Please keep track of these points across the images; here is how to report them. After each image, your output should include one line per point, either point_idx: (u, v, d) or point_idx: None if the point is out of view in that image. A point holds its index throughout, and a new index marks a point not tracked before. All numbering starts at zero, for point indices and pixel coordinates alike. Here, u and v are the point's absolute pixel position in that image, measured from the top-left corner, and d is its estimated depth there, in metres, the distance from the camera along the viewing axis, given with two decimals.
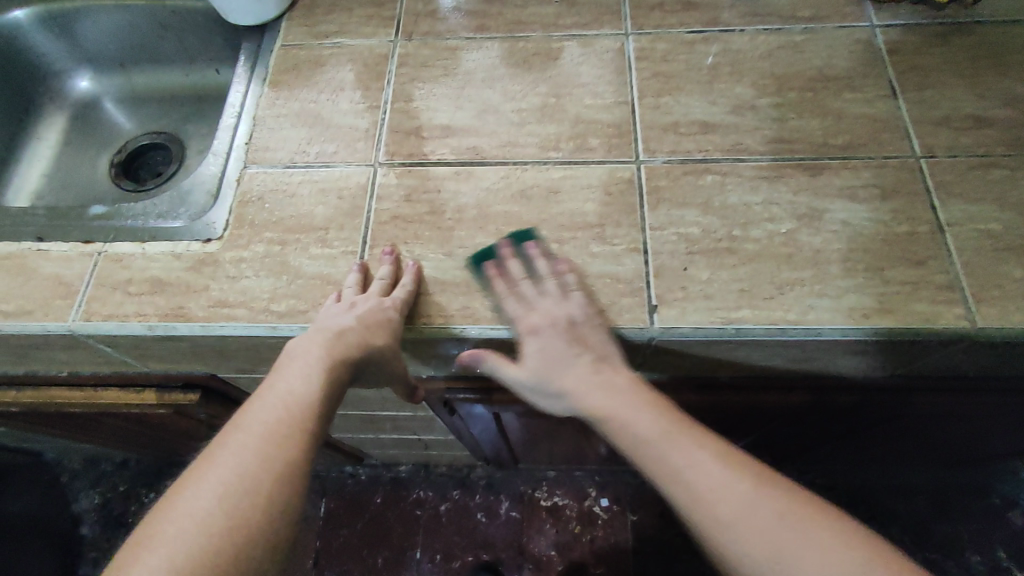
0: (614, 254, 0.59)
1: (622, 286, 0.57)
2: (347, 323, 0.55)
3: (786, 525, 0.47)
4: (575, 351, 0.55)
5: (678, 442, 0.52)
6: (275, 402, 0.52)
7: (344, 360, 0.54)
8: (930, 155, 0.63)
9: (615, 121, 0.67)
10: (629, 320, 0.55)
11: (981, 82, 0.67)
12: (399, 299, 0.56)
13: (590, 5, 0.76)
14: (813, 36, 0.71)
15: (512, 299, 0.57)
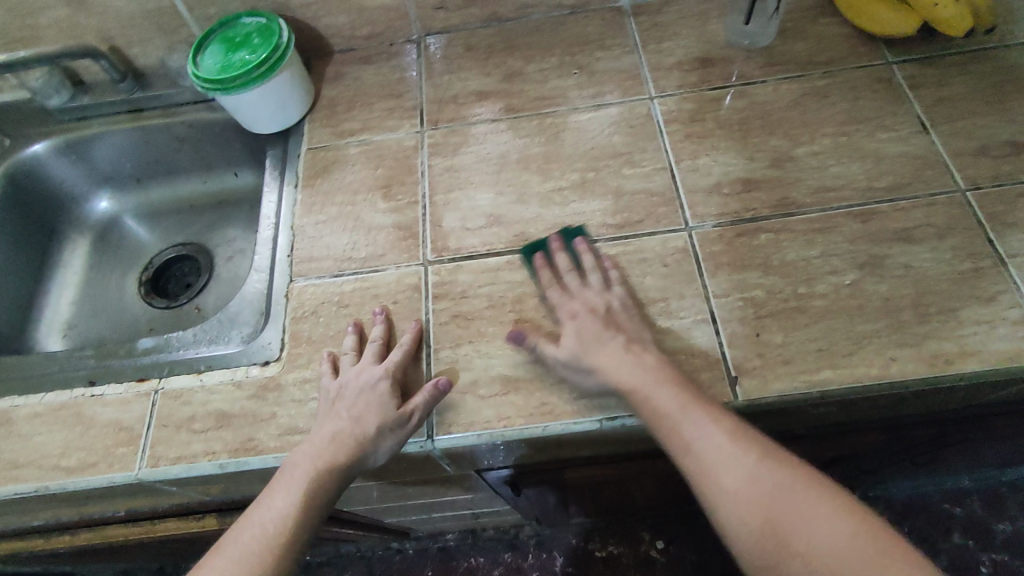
0: (582, 285, 0.60)
1: (597, 316, 0.57)
2: (339, 416, 0.55)
3: (766, 494, 0.47)
4: (609, 333, 0.56)
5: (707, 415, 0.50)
6: (255, 520, 0.52)
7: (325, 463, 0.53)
8: (975, 187, 0.63)
9: (657, 189, 0.67)
10: (604, 346, 0.55)
11: (1007, 107, 0.68)
12: (396, 363, 0.58)
13: (609, 72, 0.76)
14: (834, 79, 0.72)
15: (554, 289, 0.60)
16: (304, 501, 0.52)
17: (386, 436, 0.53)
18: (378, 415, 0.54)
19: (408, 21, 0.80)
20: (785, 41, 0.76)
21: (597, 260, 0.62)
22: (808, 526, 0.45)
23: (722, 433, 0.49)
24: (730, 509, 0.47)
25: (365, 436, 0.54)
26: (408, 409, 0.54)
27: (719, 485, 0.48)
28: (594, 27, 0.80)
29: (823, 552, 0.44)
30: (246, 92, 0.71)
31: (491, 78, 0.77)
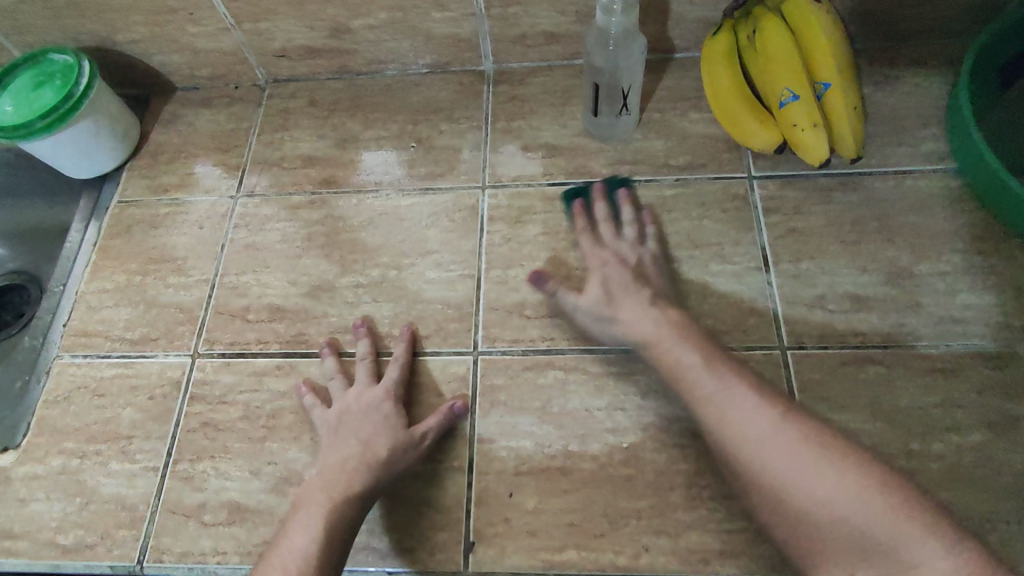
0: (613, 236, 0.60)
1: (626, 269, 0.57)
2: (346, 443, 0.51)
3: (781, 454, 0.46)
4: (637, 283, 0.56)
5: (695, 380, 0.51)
6: (283, 556, 0.45)
7: (341, 489, 0.49)
8: (798, 345, 0.56)
9: (456, 300, 0.61)
10: (632, 295, 0.55)
11: (863, 250, 0.60)
12: (393, 381, 0.56)
13: (447, 150, 0.69)
14: (686, 189, 0.64)
15: (587, 236, 0.60)
16: (330, 527, 0.47)
17: (402, 454, 0.51)
18: (388, 436, 0.52)
19: (249, 66, 0.74)
20: (646, 136, 0.67)
21: (637, 213, 0.63)
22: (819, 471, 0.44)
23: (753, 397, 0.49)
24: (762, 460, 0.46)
25: (383, 456, 0.51)
26: (422, 425, 0.53)
27: (734, 429, 0.48)
28: (448, 91, 0.72)
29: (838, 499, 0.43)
30: (36, 142, 0.65)
31: (324, 140, 0.71)
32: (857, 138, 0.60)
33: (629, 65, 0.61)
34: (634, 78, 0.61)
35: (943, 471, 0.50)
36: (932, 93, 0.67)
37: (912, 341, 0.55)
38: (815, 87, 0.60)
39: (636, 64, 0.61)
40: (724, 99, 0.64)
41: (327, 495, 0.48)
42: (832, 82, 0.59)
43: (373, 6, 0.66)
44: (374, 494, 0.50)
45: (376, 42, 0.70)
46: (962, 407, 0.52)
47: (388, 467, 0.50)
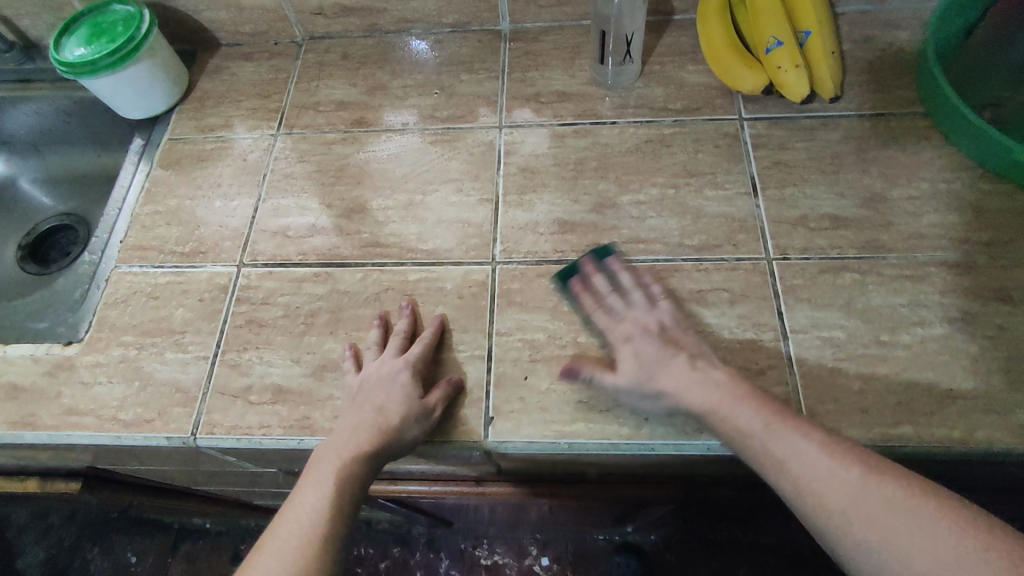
0: (627, 304, 0.58)
1: (654, 337, 0.55)
2: (362, 408, 0.55)
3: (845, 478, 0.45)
4: (670, 352, 0.54)
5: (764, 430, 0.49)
6: (292, 518, 0.50)
7: (353, 452, 0.52)
8: (782, 256, 0.63)
9: (476, 220, 0.68)
10: (669, 367, 0.53)
11: (841, 178, 0.67)
12: (416, 354, 0.58)
13: (467, 96, 0.77)
14: (682, 129, 0.72)
15: (599, 311, 0.59)
16: (338, 487, 0.51)
17: (411, 422, 0.54)
18: (401, 405, 0.54)
19: (289, 23, 0.82)
20: (646, 84, 0.75)
21: (635, 277, 0.61)
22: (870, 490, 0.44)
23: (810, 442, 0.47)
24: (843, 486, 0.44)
25: (393, 425, 0.53)
26: (433, 398, 0.56)
27: (796, 485, 0.46)
28: (468, 47, 0.81)
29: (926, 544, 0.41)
30: (100, 79, 0.72)
31: (355, 87, 0.79)
32: (835, 77, 0.68)
33: (627, 11, 0.69)
34: (634, 22, 0.69)
35: (909, 357, 0.56)
36: (904, 49, 0.74)
37: (884, 252, 0.62)
38: (799, 35, 0.68)
39: (635, 9, 0.69)
40: (715, 48, 0.72)
41: (339, 456, 0.52)
42: (812, 31, 0.67)
43: None
44: (380, 464, 0.53)
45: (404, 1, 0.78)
46: (928, 307, 0.59)
47: (396, 436, 0.53)
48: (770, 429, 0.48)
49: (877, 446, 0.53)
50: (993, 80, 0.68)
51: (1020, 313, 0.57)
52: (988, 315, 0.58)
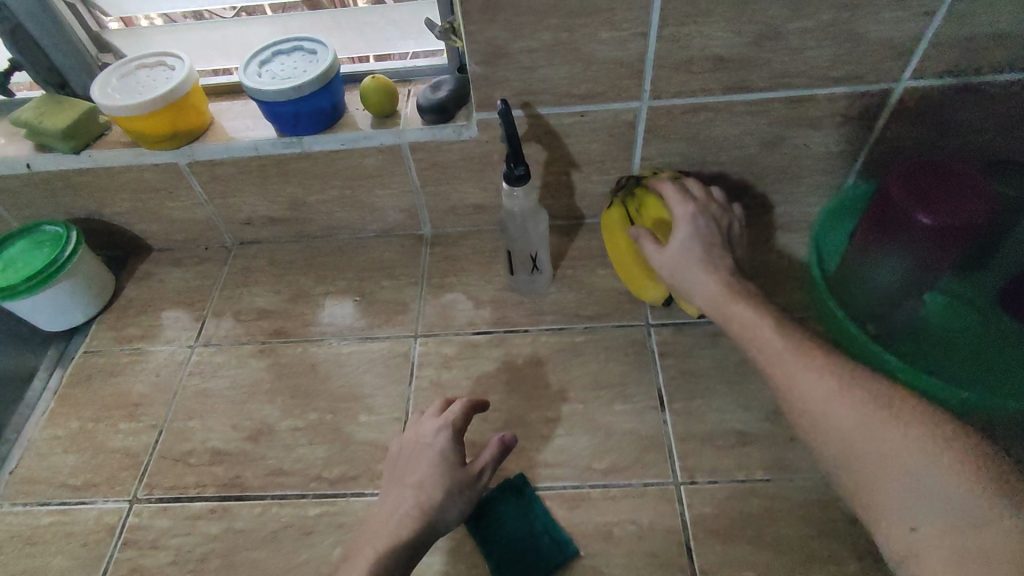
0: (429, 416, 0.62)
1: (701, 233, 0.67)
2: (407, 484, 0.58)
3: (865, 443, 0.48)
4: (710, 248, 0.66)
5: (804, 365, 0.54)
6: None
7: (399, 523, 0.56)
8: (690, 480, 0.62)
9: (384, 442, 0.66)
10: (701, 260, 0.66)
11: (748, 389, 0.68)
12: (455, 414, 0.61)
13: (387, 302, 0.78)
14: (593, 336, 0.73)
15: (412, 429, 0.62)
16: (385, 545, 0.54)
17: (456, 496, 0.57)
18: (444, 477, 0.58)
19: (219, 232, 0.85)
20: (559, 289, 0.78)
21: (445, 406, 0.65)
22: (911, 464, 0.46)
23: (824, 376, 0.53)
24: (890, 471, 0.47)
25: (437, 501, 0.56)
26: (474, 468, 0.59)
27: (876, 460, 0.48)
28: (391, 252, 0.84)
29: (927, 473, 0.45)
30: (16, 301, 0.73)
31: (278, 295, 0.80)
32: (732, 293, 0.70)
33: (530, 239, 0.72)
34: (535, 246, 0.73)
35: None
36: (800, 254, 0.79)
37: (791, 473, 0.62)
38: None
39: (538, 220, 0.71)
40: (623, 260, 0.74)
41: (388, 527, 0.56)
42: None
43: (326, 185, 0.78)
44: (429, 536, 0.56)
45: (328, 213, 0.82)
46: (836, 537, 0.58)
47: (442, 512, 0.56)
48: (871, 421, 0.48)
49: None
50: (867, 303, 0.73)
51: None
52: None
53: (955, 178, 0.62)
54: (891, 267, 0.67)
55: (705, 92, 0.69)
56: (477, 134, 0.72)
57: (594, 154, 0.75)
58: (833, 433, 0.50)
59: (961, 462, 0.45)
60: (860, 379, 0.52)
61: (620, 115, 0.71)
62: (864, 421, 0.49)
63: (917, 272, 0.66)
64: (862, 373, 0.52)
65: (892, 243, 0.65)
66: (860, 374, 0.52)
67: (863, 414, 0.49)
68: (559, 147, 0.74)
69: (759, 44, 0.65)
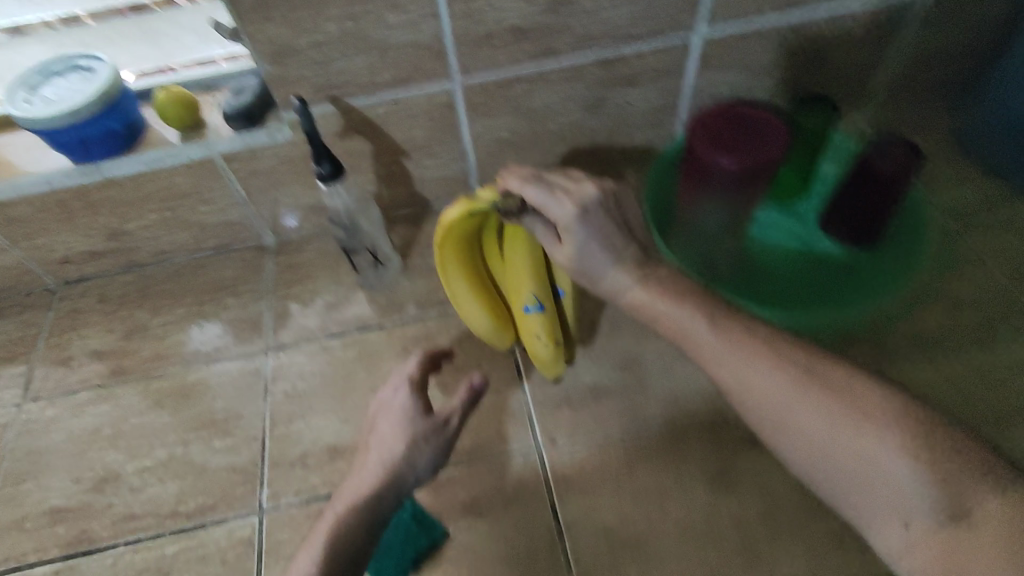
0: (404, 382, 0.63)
1: (608, 216, 0.54)
2: (378, 442, 0.59)
3: (845, 458, 0.42)
4: (619, 237, 0.54)
5: (752, 361, 0.47)
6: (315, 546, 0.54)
7: (374, 472, 0.57)
8: (549, 443, 0.64)
9: (240, 464, 0.64)
10: (616, 251, 0.54)
11: (597, 345, 0.70)
12: (418, 373, 0.61)
13: (233, 322, 0.75)
14: (447, 320, 0.74)
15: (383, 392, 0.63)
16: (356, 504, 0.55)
17: (423, 447, 0.58)
18: (412, 429, 0.59)
19: (36, 276, 0.78)
20: (410, 279, 0.78)
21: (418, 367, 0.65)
22: (892, 469, 0.41)
23: (776, 376, 0.46)
24: (811, 420, 0.44)
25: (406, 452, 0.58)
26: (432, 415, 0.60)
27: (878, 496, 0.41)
28: (233, 268, 0.80)
29: (903, 474, 0.40)
30: None
31: (111, 333, 0.75)
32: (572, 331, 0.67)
33: (369, 233, 0.73)
34: (375, 239, 0.74)
35: None
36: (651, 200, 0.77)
37: (642, 418, 0.65)
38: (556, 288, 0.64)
39: (367, 205, 0.70)
40: (457, 288, 0.64)
41: (363, 480, 0.57)
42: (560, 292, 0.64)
43: (143, 210, 0.73)
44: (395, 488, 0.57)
45: (154, 238, 0.77)
46: (686, 469, 0.61)
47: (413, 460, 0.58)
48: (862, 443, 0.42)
49: None
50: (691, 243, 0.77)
51: (766, 457, 0.62)
52: (740, 467, 0.62)
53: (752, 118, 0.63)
54: (716, 204, 0.68)
55: (513, 65, 0.70)
56: (292, 136, 0.70)
57: (421, 139, 0.75)
58: (801, 444, 0.44)
59: (955, 462, 0.40)
60: (826, 385, 0.45)
61: (434, 98, 0.71)
62: (795, 395, 0.45)
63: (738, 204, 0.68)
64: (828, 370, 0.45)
65: (710, 184, 0.65)
66: (790, 350, 0.47)
67: (825, 422, 0.43)
68: (382, 138, 0.74)
69: (552, 13, 0.65)
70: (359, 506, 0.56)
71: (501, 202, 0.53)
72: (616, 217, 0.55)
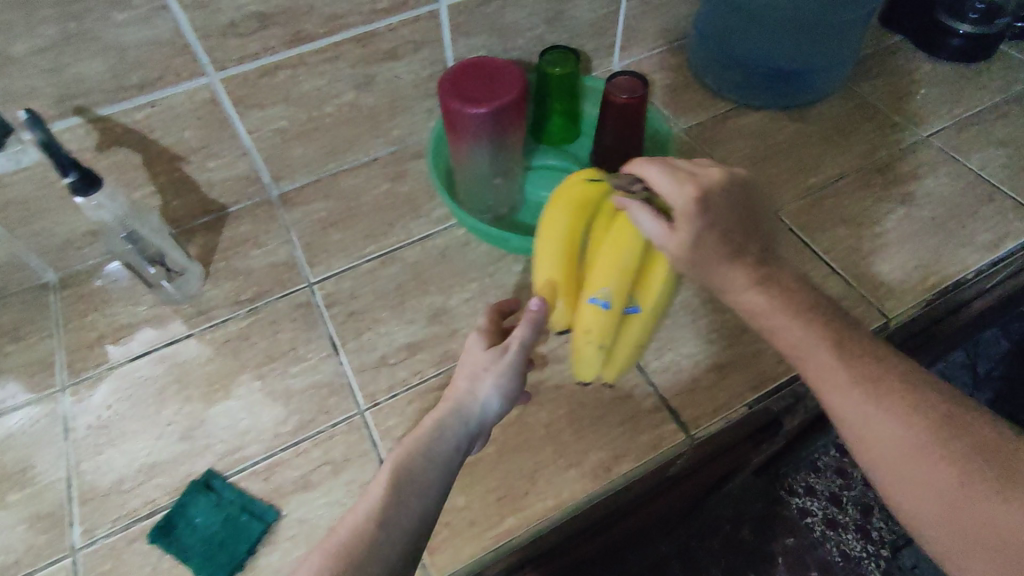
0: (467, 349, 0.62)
1: (738, 208, 0.57)
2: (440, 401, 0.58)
3: (920, 489, 0.46)
4: (744, 231, 0.56)
5: (801, 334, 0.54)
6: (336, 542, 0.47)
7: (403, 479, 0.51)
8: (373, 404, 0.67)
9: (47, 507, 0.61)
10: (710, 255, 0.55)
11: (408, 306, 0.74)
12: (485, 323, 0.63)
13: (19, 368, 0.70)
14: (259, 315, 0.74)
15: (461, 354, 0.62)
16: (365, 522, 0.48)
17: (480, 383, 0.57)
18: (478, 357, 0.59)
19: None
20: (215, 284, 0.76)
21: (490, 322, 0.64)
22: (927, 475, 0.46)
23: (809, 331, 0.53)
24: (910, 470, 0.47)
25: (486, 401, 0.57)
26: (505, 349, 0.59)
27: (944, 520, 0.45)
28: (13, 313, 0.74)
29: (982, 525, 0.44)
30: None
31: None
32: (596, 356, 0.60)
33: (149, 235, 0.71)
34: (157, 241, 0.72)
35: (496, 451, 0.63)
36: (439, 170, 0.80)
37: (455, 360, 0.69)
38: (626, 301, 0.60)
39: (144, 213, 0.70)
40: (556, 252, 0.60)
41: (371, 505, 0.49)
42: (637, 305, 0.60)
43: None
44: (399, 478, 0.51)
45: None
46: None
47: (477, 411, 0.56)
48: (947, 497, 0.45)
49: (490, 551, 0.58)
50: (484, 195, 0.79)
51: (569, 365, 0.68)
52: (547, 380, 0.67)
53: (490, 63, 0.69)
54: (482, 153, 0.72)
55: (268, 52, 0.70)
56: (40, 156, 0.65)
57: (194, 141, 0.74)
58: (874, 458, 0.49)
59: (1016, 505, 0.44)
60: (885, 392, 0.50)
61: (194, 95, 0.70)
62: (892, 468, 0.48)
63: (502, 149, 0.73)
64: (882, 372, 0.51)
65: (469, 134, 0.69)
66: (850, 345, 0.53)
67: (908, 451, 0.47)
68: (148, 144, 0.72)
69: None
70: (376, 530, 0.48)
71: (628, 186, 0.58)
72: (744, 207, 0.57)
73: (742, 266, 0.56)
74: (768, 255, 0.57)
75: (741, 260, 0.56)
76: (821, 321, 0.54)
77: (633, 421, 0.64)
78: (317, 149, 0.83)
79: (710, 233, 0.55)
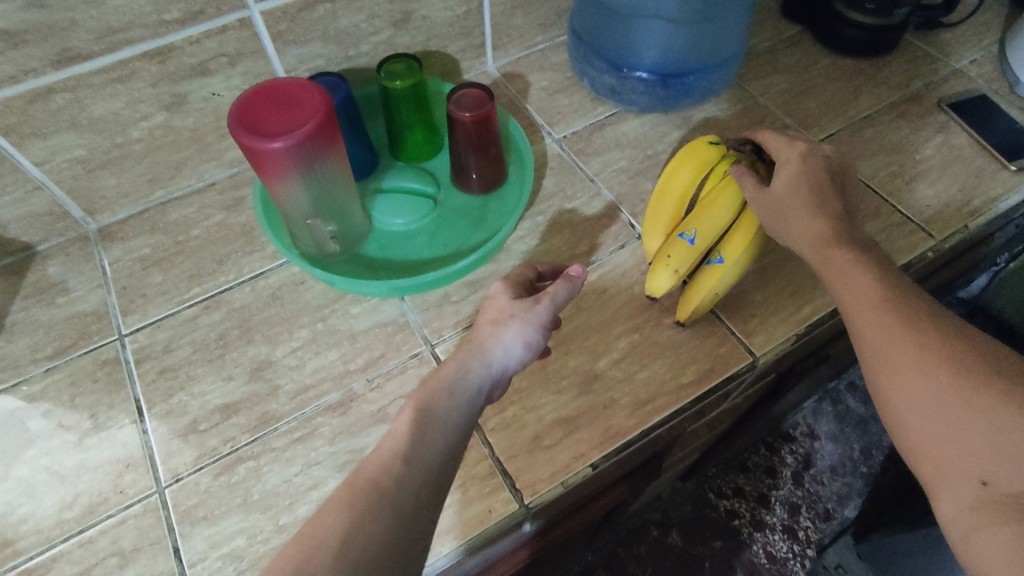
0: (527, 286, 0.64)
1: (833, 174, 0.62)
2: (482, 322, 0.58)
3: (941, 432, 0.46)
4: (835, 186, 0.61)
5: (853, 263, 0.55)
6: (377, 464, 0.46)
7: (416, 443, 0.48)
8: (174, 480, 0.59)
9: None
10: (831, 194, 0.60)
11: (228, 358, 0.66)
12: (514, 277, 0.63)
13: None
14: (56, 376, 0.66)
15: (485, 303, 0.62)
16: (357, 483, 0.45)
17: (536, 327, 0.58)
18: (508, 304, 0.59)
19: None
20: (10, 340, 0.68)
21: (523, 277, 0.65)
22: (965, 422, 0.46)
23: (866, 263, 0.54)
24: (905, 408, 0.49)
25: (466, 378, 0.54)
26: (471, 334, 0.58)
27: (961, 469, 0.45)
28: None
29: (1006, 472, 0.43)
30: None
31: None
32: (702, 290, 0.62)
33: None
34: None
35: None
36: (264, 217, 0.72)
37: (274, 422, 0.62)
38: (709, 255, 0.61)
39: None
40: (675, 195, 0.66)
41: (396, 445, 0.48)
42: (723, 258, 0.60)
43: None
44: (443, 403, 0.51)
45: None
46: (319, 463, 0.60)
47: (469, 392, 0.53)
48: (969, 444, 0.45)
49: None
50: (322, 234, 0.70)
51: None
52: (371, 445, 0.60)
53: (290, 91, 0.60)
54: (297, 194, 0.65)
55: (31, 75, 0.60)
56: None
57: None
58: (899, 399, 0.49)
59: None
60: (942, 324, 0.50)
61: None
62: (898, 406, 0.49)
63: (320, 186, 0.65)
64: (929, 317, 0.51)
65: (271, 173, 0.61)
66: (897, 279, 0.54)
67: (941, 389, 0.47)
68: None
69: (39, 8, 0.56)
70: (393, 482, 0.45)
71: (738, 148, 0.66)
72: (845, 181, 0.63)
73: (820, 221, 0.57)
74: (844, 215, 0.58)
75: (820, 212, 0.58)
76: (872, 255, 0.56)
77: (463, 490, 0.58)
78: (134, 178, 0.74)
79: (801, 181, 0.59)
